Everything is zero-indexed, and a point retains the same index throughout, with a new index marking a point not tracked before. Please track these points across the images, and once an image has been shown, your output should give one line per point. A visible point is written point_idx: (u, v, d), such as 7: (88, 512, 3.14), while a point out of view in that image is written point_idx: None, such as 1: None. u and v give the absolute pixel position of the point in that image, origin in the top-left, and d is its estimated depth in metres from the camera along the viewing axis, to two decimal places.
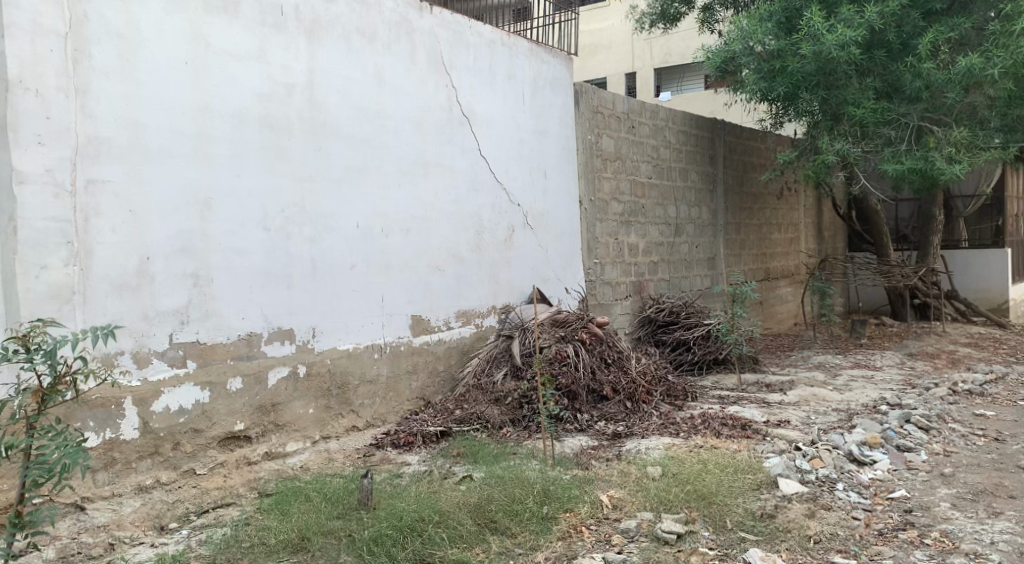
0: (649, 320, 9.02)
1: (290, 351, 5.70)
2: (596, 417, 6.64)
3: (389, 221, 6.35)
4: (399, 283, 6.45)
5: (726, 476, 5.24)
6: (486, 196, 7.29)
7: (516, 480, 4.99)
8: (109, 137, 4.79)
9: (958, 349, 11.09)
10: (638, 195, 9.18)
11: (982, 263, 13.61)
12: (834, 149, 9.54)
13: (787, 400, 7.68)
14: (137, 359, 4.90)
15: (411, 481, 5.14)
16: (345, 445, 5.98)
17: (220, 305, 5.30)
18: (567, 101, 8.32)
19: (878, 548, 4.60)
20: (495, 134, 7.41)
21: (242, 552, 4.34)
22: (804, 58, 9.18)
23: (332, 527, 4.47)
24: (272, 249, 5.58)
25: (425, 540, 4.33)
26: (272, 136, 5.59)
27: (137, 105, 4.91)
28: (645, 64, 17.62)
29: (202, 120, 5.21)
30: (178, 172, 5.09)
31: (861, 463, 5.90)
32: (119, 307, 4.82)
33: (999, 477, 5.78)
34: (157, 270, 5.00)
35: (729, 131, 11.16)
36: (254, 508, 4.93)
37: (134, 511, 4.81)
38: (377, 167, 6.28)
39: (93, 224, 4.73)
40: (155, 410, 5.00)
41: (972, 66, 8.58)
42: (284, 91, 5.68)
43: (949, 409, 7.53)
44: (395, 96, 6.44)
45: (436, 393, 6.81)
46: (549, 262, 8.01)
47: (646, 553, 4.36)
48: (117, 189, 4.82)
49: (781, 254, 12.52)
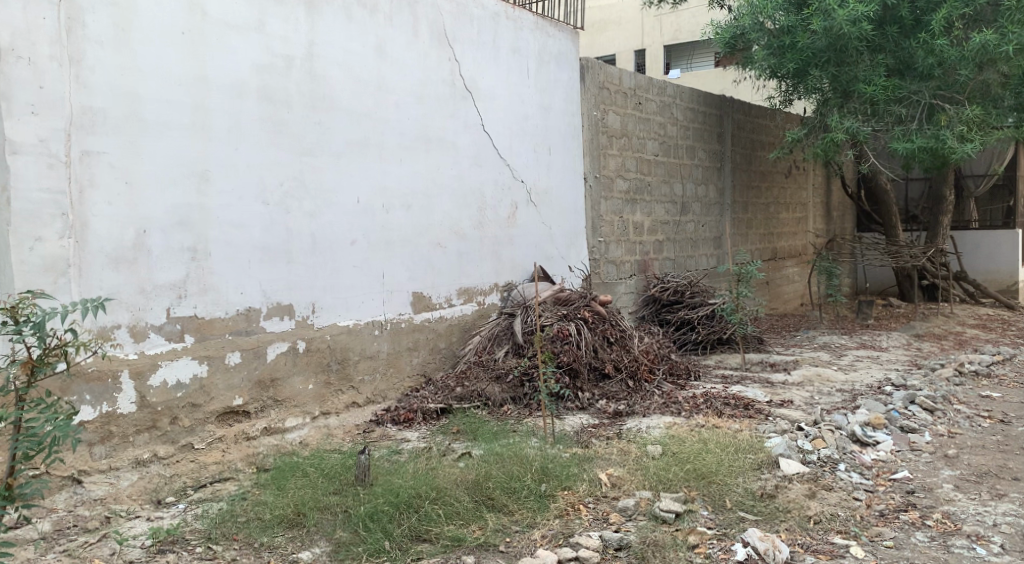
0: (653, 299, 8.95)
1: (289, 326, 5.66)
2: (597, 395, 6.59)
3: (389, 196, 6.30)
4: (400, 260, 6.41)
5: (726, 456, 5.20)
6: (489, 171, 7.21)
7: (515, 458, 4.97)
8: (104, 107, 4.74)
9: (965, 330, 11.01)
10: (643, 172, 9.08)
11: (992, 244, 13.47)
12: (844, 127, 9.39)
13: (791, 380, 7.64)
14: (134, 333, 4.88)
15: (409, 458, 5.11)
16: (345, 421, 5.98)
17: (219, 280, 5.27)
18: (572, 76, 8.22)
19: (879, 529, 4.55)
20: (498, 109, 7.32)
21: (238, 526, 4.33)
22: (815, 34, 9.11)
23: (328, 502, 4.45)
24: (271, 223, 5.54)
25: (422, 517, 4.31)
26: (271, 110, 5.53)
27: (133, 75, 4.85)
28: (654, 41, 17.43)
29: (199, 92, 5.15)
30: (175, 144, 5.04)
31: (863, 444, 5.86)
32: (115, 280, 4.79)
33: (1003, 459, 5.72)
34: (155, 243, 4.96)
35: (737, 108, 11.03)
36: (251, 483, 4.93)
37: (131, 485, 4.83)
38: (378, 142, 6.22)
39: (87, 196, 4.68)
40: (152, 384, 4.97)
41: (987, 42, 8.45)
42: (283, 62, 5.61)
43: (955, 390, 7.47)
44: (396, 70, 6.36)
45: (437, 370, 6.78)
46: (553, 239, 7.96)
47: (643, 532, 4.31)
48: (113, 161, 4.77)
49: (788, 234, 12.43)
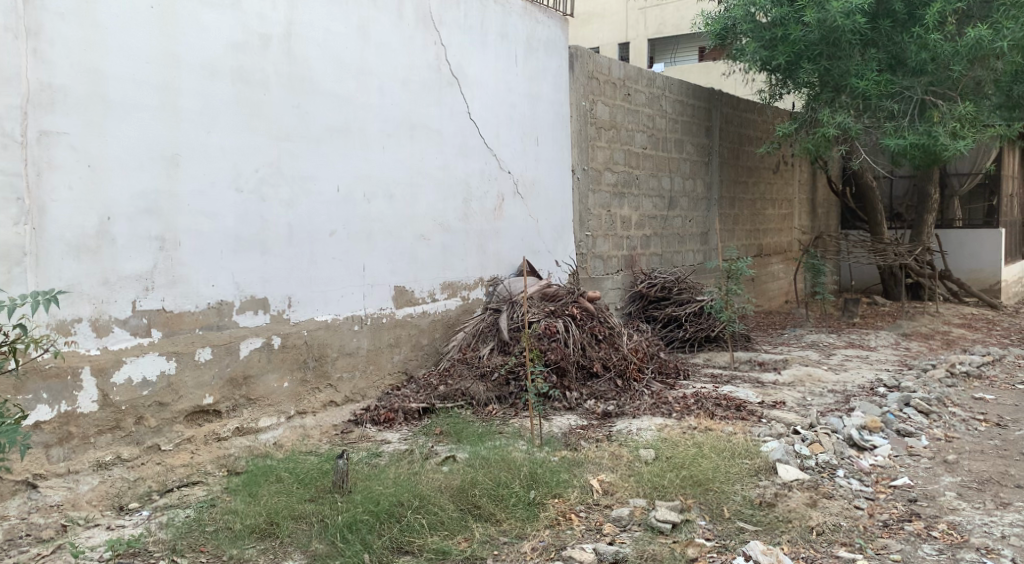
0: (640, 296, 8.72)
1: (263, 322, 5.36)
2: (585, 395, 6.33)
3: (371, 185, 6.01)
4: (383, 253, 6.13)
5: (722, 461, 4.96)
6: (476, 161, 6.94)
7: (503, 463, 4.71)
8: (64, 85, 4.43)
9: (952, 329, 10.87)
10: (631, 165, 8.83)
11: (975, 243, 13.38)
12: (836, 122, 9.20)
13: (782, 380, 7.43)
14: (96, 327, 4.58)
15: (390, 462, 4.84)
16: (322, 421, 5.68)
17: (189, 271, 4.96)
18: (562, 64, 7.95)
19: (884, 541, 4.33)
20: (485, 97, 7.04)
21: (206, 537, 4.05)
22: (807, 26, 8.89)
23: (303, 511, 4.18)
24: (245, 212, 5.23)
25: (404, 527, 4.05)
26: (247, 92, 5.22)
27: (97, 51, 4.54)
28: (638, 34, 17.21)
29: (169, 71, 4.84)
30: (141, 126, 4.72)
31: (861, 448, 5.66)
32: (76, 271, 4.49)
33: (1004, 465, 5.52)
34: (119, 231, 4.65)
35: (726, 102, 10.81)
36: (221, 488, 4.65)
37: (92, 490, 4.53)
38: (359, 128, 5.92)
39: (45, 179, 4.38)
40: (116, 382, 4.67)
41: (981, 38, 8.28)
42: (260, 41, 5.30)
43: (948, 392, 7.28)
44: (379, 52, 6.07)
45: (419, 367, 6.50)
46: (540, 233, 7.70)
47: (640, 544, 4.07)
48: (74, 141, 4.47)
49: (774, 231, 12.24)
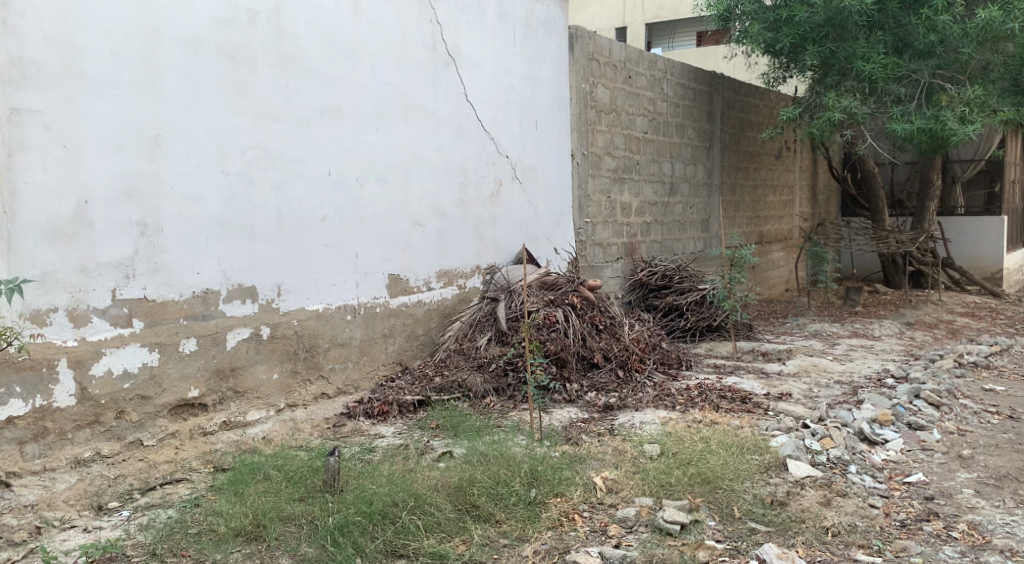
0: (640, 284, 8.47)
1: (251, 311, 5.13)
2: (586, 387, 6.12)
3: (364, 168, 5.76)
4: (376, 239, 5.89)
5: (731, 457, 4.74)
6: (473, 144, 6.70)
7: (501, 460, 4.48)
8: (37, 59, 4.18)
9: (957, 318, 10.66)
10: (632, 150, 8.59)
11: (976, 230, 13.13)
12: (841, 106, 8.90)
13: (786, 370, 7.23)
14: (73, 317, 4.35)
15: (383, 458, 4.63)
16: (313, 414, 5.44)
17: (173, 258, 4.73)
18: (561, 46, 7.69)
19: (903, 543, 4.12)
20: (482, 77, 6.79)
21: (188, 540, 3.82)
22: (814, 7, 8.67)
23: (292, 512, 3.96)
24: (231, 195, 4.99)
25: (399, 529, 3.83)
26: (233, 70, 4.97)
27: (72, 24, 4.29)
28: (636, 19, 16.92)
29: (150, 46, 4.59)
30: (121, 104, 4.47)
31: (872, 442, 5.45)
32: (50, 258, 4.25)
33: (1022, 460, 5.30)
34: (97, 215, 4.41)
35: (728, 86, 10.54)
36: (207, 485, 4.42)
37: (68, 488, 4.29)
38: (350, 109, 5.67)
39: (17, 160, 4.14)
40: (94, 374, 4.44)
41: (992, 19, 8.03)
42: (246, 17, 5.05)
43: (958, 383, 7.06)
44: (373, 31, 5.83)
45: (415, 358, 6.28)
46: (539, 220, 7.46)
47: (647, 548, 3.88)
48: (47, 120, 4.22)
49: (775, 217, 12.00)
